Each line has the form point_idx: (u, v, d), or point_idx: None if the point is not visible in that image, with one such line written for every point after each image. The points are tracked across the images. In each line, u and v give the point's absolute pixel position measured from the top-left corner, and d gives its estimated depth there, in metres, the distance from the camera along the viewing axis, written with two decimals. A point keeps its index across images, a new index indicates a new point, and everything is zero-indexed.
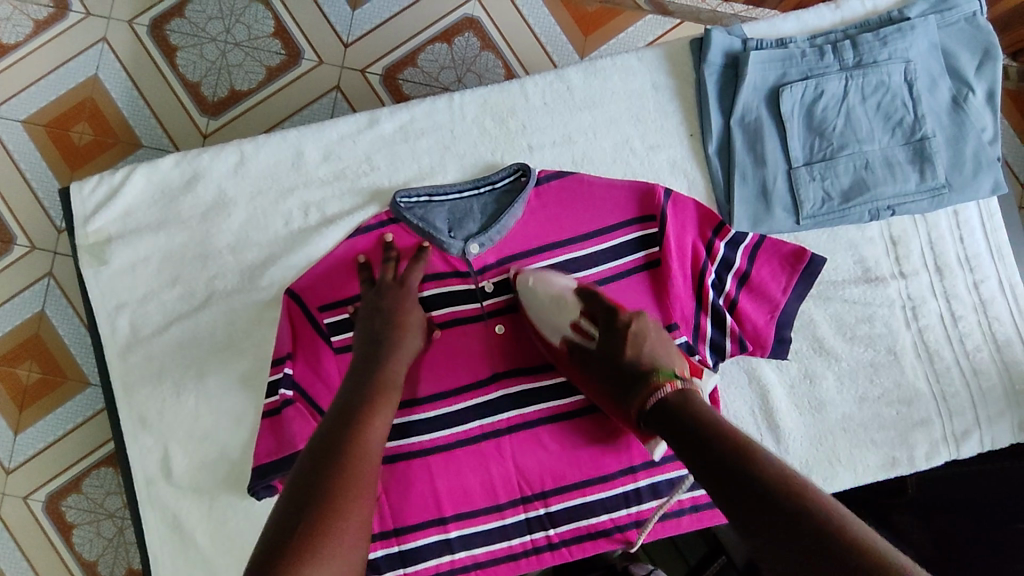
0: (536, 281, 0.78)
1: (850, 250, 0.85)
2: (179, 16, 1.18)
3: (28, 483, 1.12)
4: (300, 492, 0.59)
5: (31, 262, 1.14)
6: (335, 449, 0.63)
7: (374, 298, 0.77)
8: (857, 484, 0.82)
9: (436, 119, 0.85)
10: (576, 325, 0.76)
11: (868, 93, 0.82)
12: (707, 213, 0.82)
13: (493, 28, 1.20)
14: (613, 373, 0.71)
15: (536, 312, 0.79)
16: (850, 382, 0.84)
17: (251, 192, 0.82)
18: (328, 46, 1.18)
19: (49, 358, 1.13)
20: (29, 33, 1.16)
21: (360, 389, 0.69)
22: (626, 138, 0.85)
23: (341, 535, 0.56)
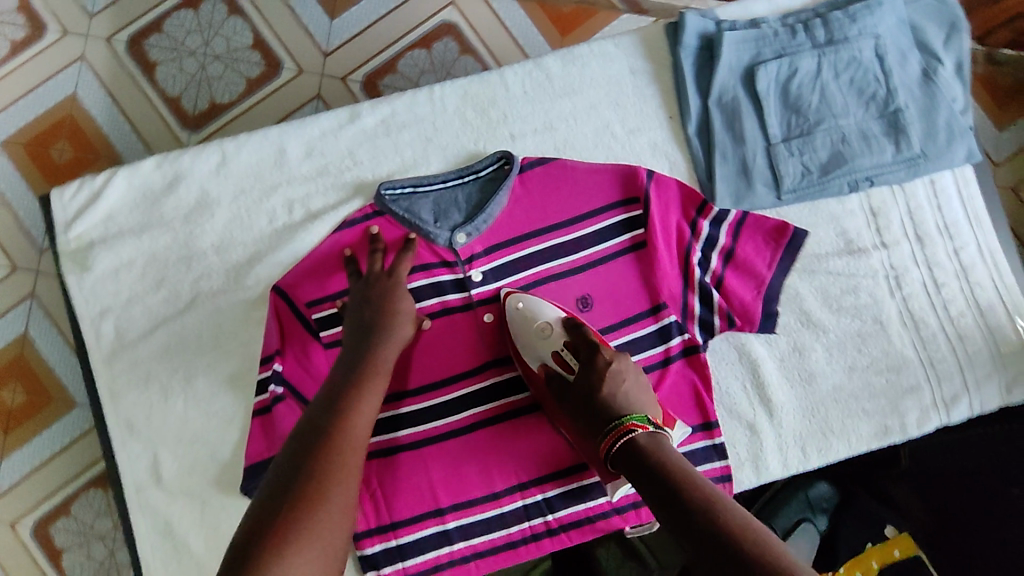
0: (524, 306, 0.79)
1: (831, 223, 0.86)
2: (157, 31, 1.18)
3: (15, 508, 1.09)
4: (283, 479, 0.61)
5: (12, 283, 1.13)
6: (319, 437, 0.64)
7: (361, 289, 0.76)
8: (851, 453, 0.83)
9: (417, 112, 0.85)
10: (557, 355, 0.76)
11: (841, 69, 0.83)
12: (690, 193, 0.83)
13: (471, 32, 1.21)
14: (586, 411, 0.71)
15: (520, 337, 0.79)
16: (839, 353, 0.85)
17: (233, 191, 0.82)
18: (307, 55, 1.19)
19: (35, 379, 1.12)
20: (6, 54, 1.17)
21: (348, 373, 0.70)
22: (606, 123, 0.86)
23: (321, 521, 0.58)
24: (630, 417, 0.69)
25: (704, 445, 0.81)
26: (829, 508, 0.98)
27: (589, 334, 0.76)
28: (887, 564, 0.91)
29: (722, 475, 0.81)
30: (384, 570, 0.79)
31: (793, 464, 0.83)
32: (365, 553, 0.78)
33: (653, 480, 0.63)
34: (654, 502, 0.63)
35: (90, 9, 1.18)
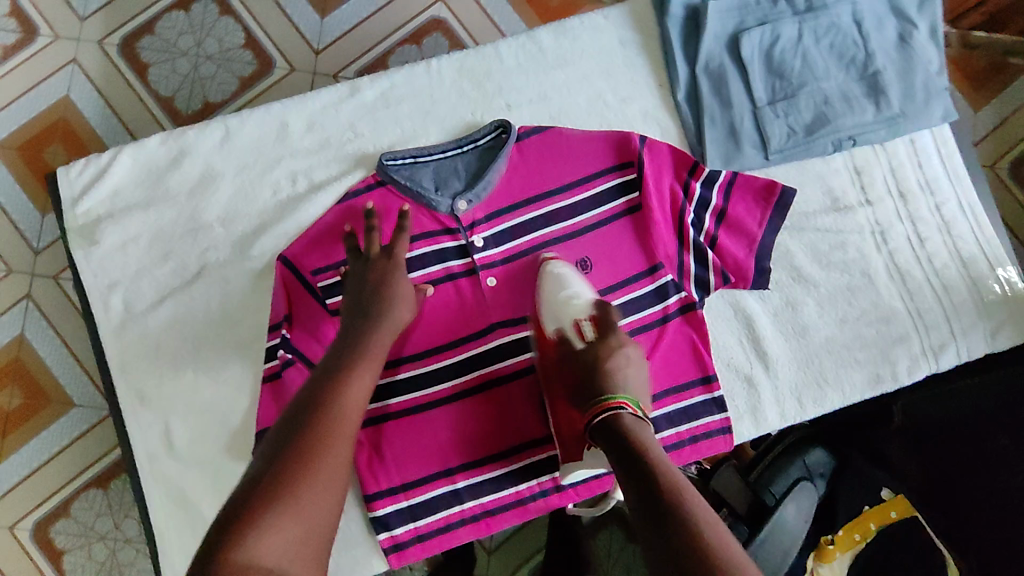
0: (561, 272, 0.82)
1: (818, 182, 0.89)
2: (149, 33, 1.21)
3: (14, 512, 1.12)
4: (272, 449, 0.63)
5: (8, 285, 1.16)
6: (310, 410, 0.65)
7: (361, 266, 0.77)
8: (846, 403, 0.86)
9: (415, 85, 0.88)
10: (577, 323, 0.79)
11: (821, 35, 0.87)
12: (682, 156, 0.86)
13: (460, 27, 1.24)
14: (583, 378, 0.74)
15: (545, 298, 0.81)
16: (830, 306, 0.88)
17: (238, 165, 0.83)
18: (299, 52, 1.21)
19: (32, 383, 1.15)
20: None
21: (343, 349, 0.71)
22: (598, 92, 0.89)
23: (303, 490, 0.59)
24: (620, 395, 0.71)
25: (703, 398, 0.84)
26: (824, 473, 1.03)
27: (612, 315, 0.80)
28: (884, 525, 0.96)
29: (721, 427, 0.84)
30: (397, 530, 0.81)
31: (790, 415, 0.86)
32: (378, 514, 0.81)
33: (631, 462, 0.65)
34: (626, 482, 0.64)
35: (81, 13, 1.21)
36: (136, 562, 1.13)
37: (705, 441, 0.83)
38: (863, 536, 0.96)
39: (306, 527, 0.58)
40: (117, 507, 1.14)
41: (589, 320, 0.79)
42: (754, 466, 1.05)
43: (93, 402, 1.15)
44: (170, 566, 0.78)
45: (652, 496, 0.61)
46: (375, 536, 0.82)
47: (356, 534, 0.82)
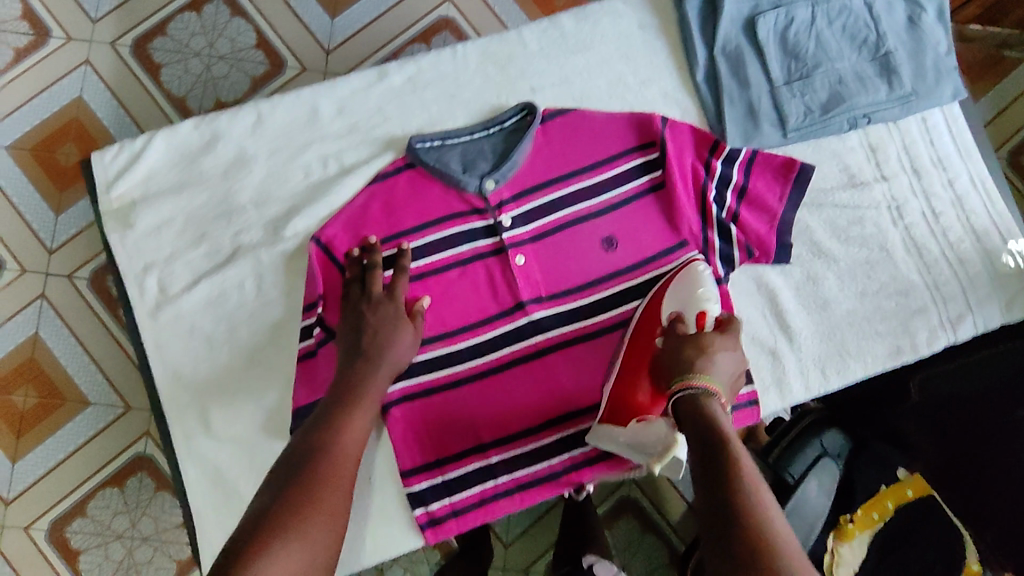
0: (704, 274, 0.82)
1: (834, 160, 0.92)
2: (161, 34, 1.21)
3: (28, 513, 1.12)
4: (276, 484, 0.64)
5: (23, 285, 1.15)
6: (312, 447, 0.67)
7: (363, 308, 0.77)
8: (868, 374, 0.88)
9: (441, 69, 0.90)
10: (702, 314, 0.77)
11: (833, 17, 0.90)
12: (702, 135, 0.88)
13: (469, 26, 1.25)
14: (681, 356, 0.70)
15: (679, 283, 0.82)
16: (850, 280, 0.90)
17: (270, 148, 0.85)
18: (310, 52, 1.22)
19: (45, 381, 1.14)
20: (9, 61, 1.20)
21: (343, 388, 0.74)
22: (619, 75, 0.91)
23: (307, 521, 0.61)
24: (717, 383, 0.68)
25: None
26: (842, 455, 1.03)
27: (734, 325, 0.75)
28: (901, 503, 0.98)
29: (748, 400, 0.85)
30: (433, 505, 0.83)
31: (814, 386, 0.88)
32: (414, 490, 0.82)
33: (705, 447, 0.62)
34: (696, 461, 0.62)
35: (93, 15, 1.21)
36: (152, 560, 1.12)
37: (733, 413, 0.84)
38: (881, 515, 0.99)
39: (309, 558, 0.59)
40: (134, 505, 1.13)
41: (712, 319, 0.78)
42: (774, 447, 1.06)
43: (107, 400, 1.14)
44: (208, 544, 0.79)
45: (718, 489, 0.59)
46: (412, 512, 0.83)
47: (391, 509, 0.84)
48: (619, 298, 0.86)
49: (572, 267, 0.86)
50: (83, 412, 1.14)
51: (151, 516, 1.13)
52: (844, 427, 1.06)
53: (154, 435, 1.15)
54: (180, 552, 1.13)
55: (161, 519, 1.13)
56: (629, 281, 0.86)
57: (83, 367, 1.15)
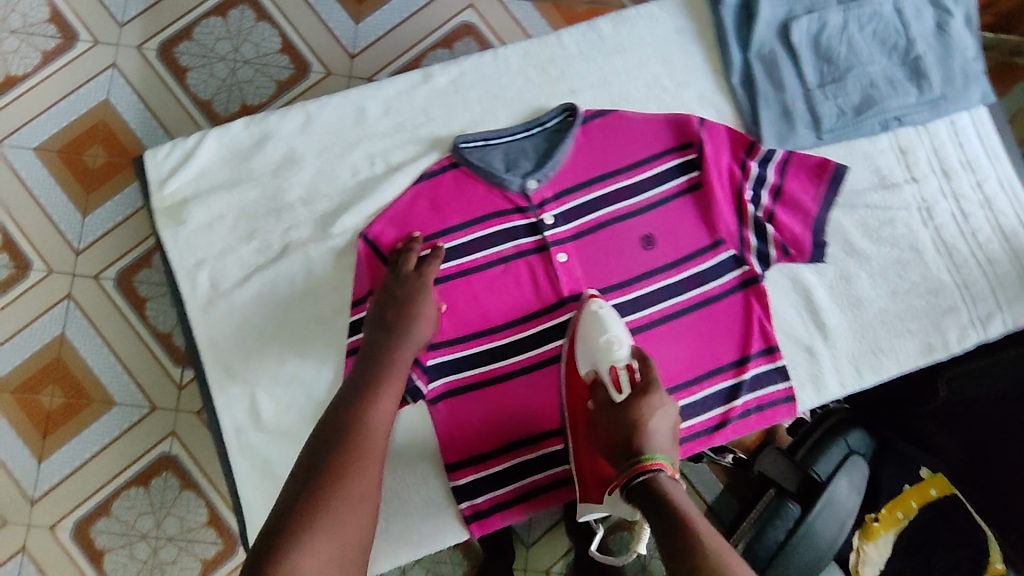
0: (606, 315, 0.80)
1: (866, 161, 0.94)
2: (187, 39, 1.21)
3: (54, 512, 1.13)
4: (303, 472, 0.66)
5: (49, 285, 1.16)
6: (337, 433, 0.68)
7: (393, 286, 0.80)
8: (901, 371, 0.90)
9: (483, 71, 0.93)
10: (613, 369, 0.76)
11: (865, 22, 0.92)
12: (739, 136, 0.90)
13: (491, 32, 1.24)
14: (619, 437, 0.71)
15: (587, 337, 0.80)
16: (882, 278, 0.92)
17: (318, 147, 0.88)
18: (334, 56, 1.22)
19: (72, 381, 1.15)
20: (36, 64, 1.20)
21: (367, 374, 0.75)
22: (656, 77, 0.94)
23: (337, 509, 0.62)
24: (657, 456, 0.69)
25: (767, 367, 0.87)
26: (865, 454, 1.00)
27: (654, 374, 0.75)
28: (926, 503, 0.98)
29: (785, 396, 0.87)
30: (477, 499, 0.84)
31: (849, 383, 0.90)
32: (460, 483, 0.84)
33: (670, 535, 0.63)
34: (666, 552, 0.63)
35: (120, 19, 1.21)
36: (177, 561, 1.13)
37: (770, 409, 0.87)
38: (906, 514, 0.99)
39: (341, 544, 0.61)
40: (159, 505, 1.14)
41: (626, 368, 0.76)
42: (799, 446, 1.02)
43: (133, 400, 1.15)
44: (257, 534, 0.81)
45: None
46: (456, 505, 0.85)
47: (435, 502, 0.85)
48: (658, 295, 0.87)
49: (611, 265, 0.88)
50: (109, 412, 1.15)
51: (177, 516, 1.14)
52: (868, 428, 1.02)
53: (179, 436, 1.15)
54: (206, 552, 1.14)
55: (186, 518, 1.14)
56: (667, 278, 0.88)
57: (109, 367, 1.15)
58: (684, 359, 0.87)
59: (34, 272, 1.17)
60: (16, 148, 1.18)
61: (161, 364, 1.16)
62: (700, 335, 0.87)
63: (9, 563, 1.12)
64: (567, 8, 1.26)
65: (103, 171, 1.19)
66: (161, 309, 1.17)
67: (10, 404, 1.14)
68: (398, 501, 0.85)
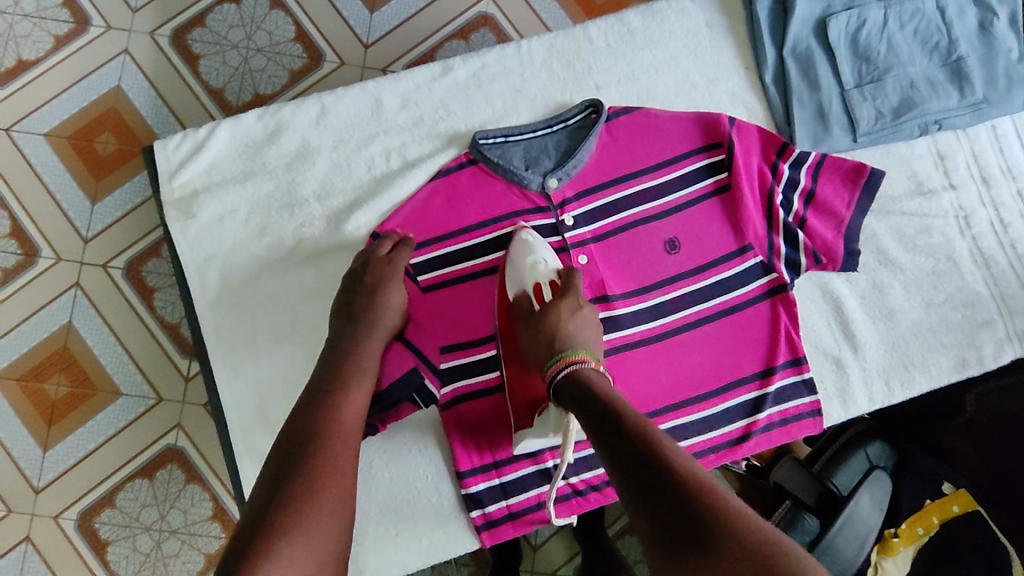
0: (532, 238, 0.80)
1: (903, 166, 0.90)
2: (200, 25, 1.18)
3: (57, 502, 1.11)
4: (269, 481, 0.61)
5: (57, 272, 1.14)
6: (302, 441, 0.64)
7: (361, 272, 0.79)
8: (933, 386, 0.86)
9: (507, 65, 0.89)
10: (537, 286, 0.78)
11: (905, 21, 0.88)
12: (770, 137, 0.86)
13: (508, 24, 1.21)
14: (541, 340, 0.73)
15: (511, 262, 0.80)
16: (916, 289, 0.88)
17: (334, 140, 0.86)
18: (348, 45, 1.19)
19: (77, 370, 1.13)
20: (48, 48, 1.17)
21: (332, 376, 0.71)
22: (686, 73, 0.90)
23: (308, 520, 0.58)
24: (580, 351, 0.71)
25: (794, 380, 0.84)
26: (886, 467, 0.98)
27: (576, 281, 0.78)
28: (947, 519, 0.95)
29: (811, 410, 0.84)
30: (489, 508, 0.81)
31: (878, 398, 0.86)
32: (471, 492, 0.81)
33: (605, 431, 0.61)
34: (590, 426, 0.63)
35: (133, 4, 1.18)
36: (180, 554, 1.11)
37: (794, 423, 0.83)
38: (926, 530, 0.95)
39: (317, 557, 0.57)
40: (163, 498, 1.12)
41: (550, 281, 0.79)
42: (817, 456, 0.99)
43: (139, 391, 1.13)
44: None
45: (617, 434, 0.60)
46: (467, 513, 0.82)
47: (445, 509, 0.82)
48: (682, 302, 0.84)
49: (633, 269, 0.84)
50: (115, 403, 1.13)
51: (180, 509, 1.12)
52: (888, 440, 1.00)
53: (185, 428, 1.13)
54: (209, 546, 1.12)
55: (190, 511, 1.12)
56: (691, 284, 0.84)
57: (115, 357, 1.13)
58: (706, 370, 0.83)
59: (42, 260, 1.15)
60: (26, 132, 1.16)
61: (168, 356, 1.14)
62: (723, 344, 0.84)
63: (11, 554, 1.10)
64: (588, 1, 1.22)
65: (113, 159, 1.16)
66: (170, 301, 1.15)
67: (14, 393, 1.12)
68: (407, 509, 0.82)
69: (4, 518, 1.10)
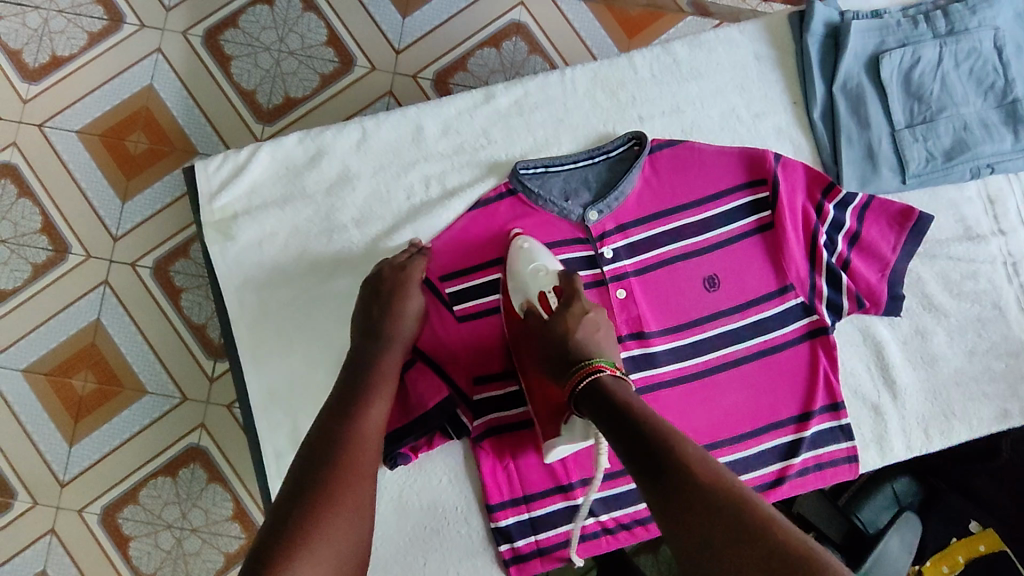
0: (529, 245, 0.79)
1: (951, 210, 0.88)
2: (233, 26, 1.17)
3: (82, 496, 1.10)
4: (295, 484, 0.62)
5: (86, 270, 1.12)
6: (326, 445, 0.64)
7: (381, 280, 0.79)
8: (973, 437, 0.85)
9: (550, 93, 0.89)
10: (542, 296, 0.77)
11: (961, 59, 0.85)
12: (817, 176, 0.84)
13: (541, 34, 1.19)
14: (554, 351, 0.72)
15: (512, 271, 0.79)
16: (960, 337, 0.86)
17: (374, 167, 0.86)
18: (380, 52, 1.17)
19: (105, 367, 1.11)
20: (83, 45, 1.17)
21: (360, 382, 0.71)
22: (732, 107, 0.88)
23: (328, 524, 0.59)
24: (601, 359, 0.69)
25: (831, 425, 0.83)
26: (914, 504, 0.97)
27: (578, 285, 0.77)
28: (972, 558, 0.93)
29: (847, 456, 0.83)
30: (518, 543, 0.81)
31: (916, 446, 0.84)
32: (500, 525, 0.81)
33: (643, 457, 0.60)
34: (588, 406, 0.67)
35: (167, 3, 1.18)
36: (200, 552, 1.10)
37: (829, 468, 0.82)
38: (950, 568, 0.94)
39: (337, 562, 0.58)
40: (185, 497, 1.10)
41: (554, 289, 0.77)
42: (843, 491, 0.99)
43: (164, 390, 1.12)
44: None
45: (616, 412, 0.64)
46: (495, 547, 0.82)
47: (473, 541, 0.82)
48: (718, 341, 0.83)
49: (671, 307, 0.83)
50: (140, 401, 1.11)
51: (202, 508, 1.11)
52: (916, 476, 0.98)
53: (208, 428, 1.12)
54: (229, 545, 1.10)
55: (211, 511, 1.10)
56: (730, 323, 0.83)
57: (141, 356, 1.12)
58: (740, 411, 0.82)
59: (72, 256, 1.13)
60: (57, 130, 1.15)
61: (193, 355, 1.12)
62: (760, 386, 0.83)
63: (37, 545, 1.09)
64: (621, 13, 1.20)
65: (146, 157, 1.15)
66: (197, 301, 1.13)
67: (41, 387, 1.11)
68: (436, 538, 0.82)
69: (30, 509, 1.09)
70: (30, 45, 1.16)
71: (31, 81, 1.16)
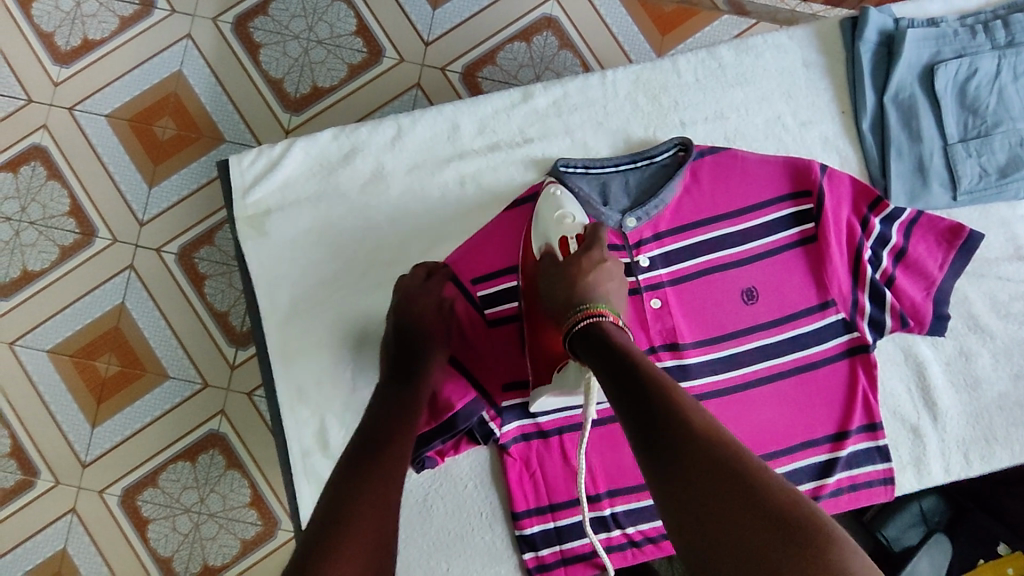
0: (560, 190, 0.79)
1: (1002, 228, 0.85)
2: (263, 13, 1.16)
3: (103, 477, 1.10)
4: (331, 498, 0.57)
5: (113, 253, 1.12)
6: (364, 460, 0.60)
7: (402, 290, 0.79)
8: (1016, 462, 0.82)
9: (590, 95, 0.87)
10: (563, 241, 0.75)
11: (1021, 72, 0.82)
12: (864, 189, 0.82)
13: (573, 28, 1.16)
14: (559, 292, 0.70)
15: (537, 216, 0.79)
16: (1005, 359, 0.84)
17: (408, 165, 0.85)
18: (408, 44, 1.15)
19: (128, 351, 1.11)
20: (114, 29, 1.16)
21: (400, 393, 0.69)
22: (778, 115, 0.87)
23: (356, 535, 0.53)
24: (604, 306, 0.67)
25: (867, 446, 0.81)
26: (941, 523, 0.94)
27: (602, 235, 0.74)
28: None
29: (883, 478, 0.81)
30: (542, 551, 0.80)
31: (955, 469, 0.82)
32: (525, 533, 0.80)
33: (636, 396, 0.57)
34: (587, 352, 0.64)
35: None
36: (216, 538, 1.09)
37: (864, 490, 0.80)
38: None
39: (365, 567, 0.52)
40: (203, 481, 1.10)
41: (577, 236, 0.76)
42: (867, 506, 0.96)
43: (186, 375, 1.11)
44: None
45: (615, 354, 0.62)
46: (519, 555, 0.81)
47: (498, 547, 0.81)
48: (755, 356, 0.80)
49: (707, 318, 0.80)
50: (162, 385, 1.11)
51: (220, 494, 1.09)
52: (942, 493, 0.95)
53: (228, 416, 1.11)
54: (246, 532, 1.09)
55: (229, 497, 1.09)
56: (769, 337, 0.81)
57: (165, 341, 1.11)
58: (774, 428, 0.80)
59: (98, 240, 1.13)
60: (88, 113, 1.15)
61: (215, 342, 1.11)
62: (797, 404, 0.80)
63: (57, 523, 1.09)
64: (655, 10, 1.17)
65: (173, 143, 1.15)
66: (221, 288, 1.12)
67: (66, 369, 1.11)
68: (460, 543, 0.81)
69: (51, 488, 1.09)
70: (63, 28, 1.16)
71: (62, 63, 1.15)
